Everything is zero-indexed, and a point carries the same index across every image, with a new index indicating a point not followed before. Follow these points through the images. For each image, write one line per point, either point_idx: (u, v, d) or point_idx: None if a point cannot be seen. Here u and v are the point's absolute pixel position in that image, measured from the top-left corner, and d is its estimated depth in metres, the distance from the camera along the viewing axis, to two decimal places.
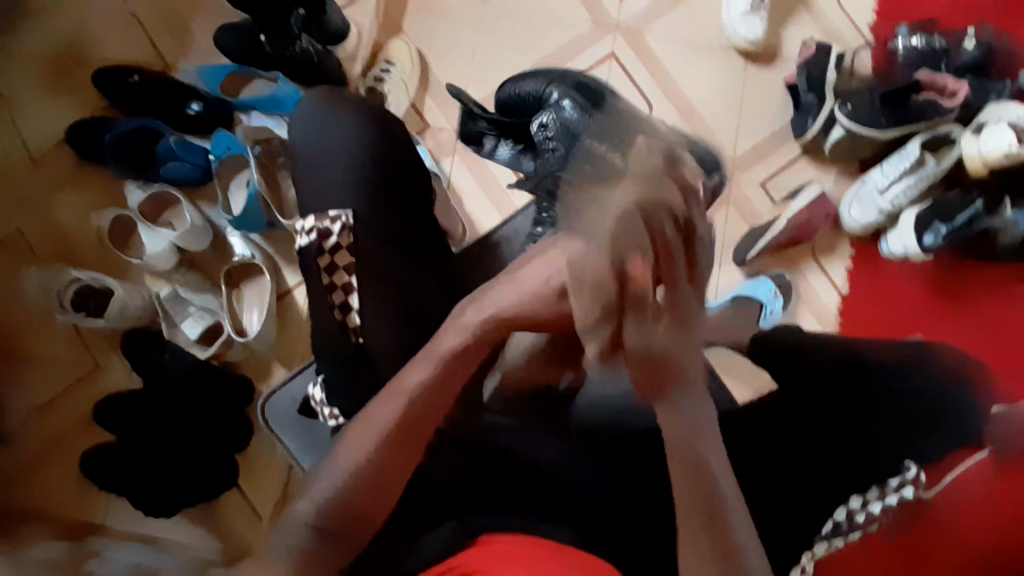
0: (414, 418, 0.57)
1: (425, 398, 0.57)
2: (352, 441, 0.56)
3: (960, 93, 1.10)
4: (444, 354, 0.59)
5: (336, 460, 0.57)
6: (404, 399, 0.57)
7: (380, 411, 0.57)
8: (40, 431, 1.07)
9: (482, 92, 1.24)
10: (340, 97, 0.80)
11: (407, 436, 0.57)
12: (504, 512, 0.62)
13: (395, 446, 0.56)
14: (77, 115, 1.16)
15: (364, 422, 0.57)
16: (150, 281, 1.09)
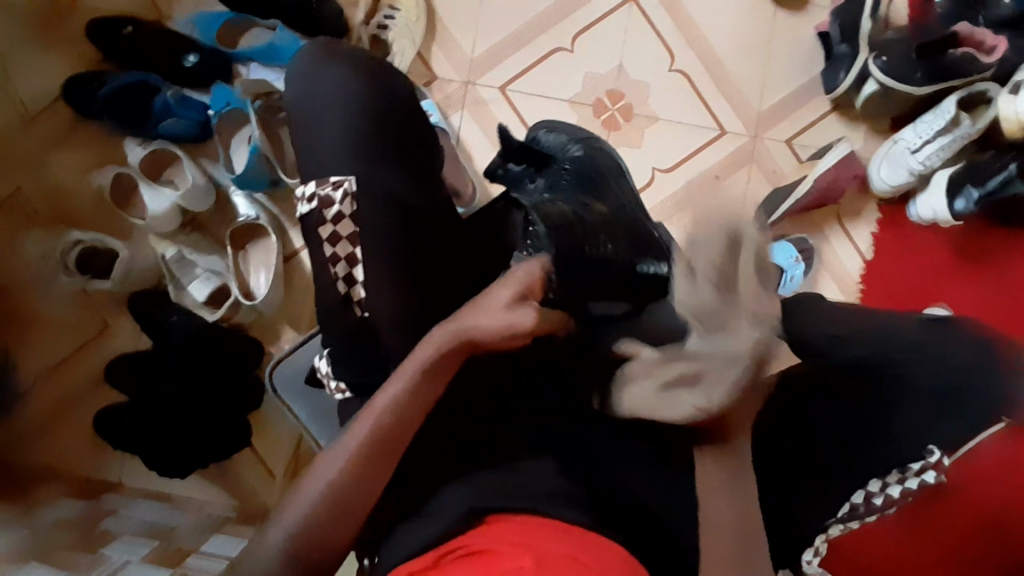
0: (394, 431, 0.60)
1: (395, 413, 0.60)
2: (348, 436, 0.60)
3: (1000, 48, 1.03)
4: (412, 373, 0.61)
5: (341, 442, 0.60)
6: (374, 418, 0.60)
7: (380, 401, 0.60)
8: (51, 391, 1.08)
9: (493, 41, 1.17)
10: (344, 52, 0.76)
11: (390, 444, 0.60)
12: (513, 493, 0.60)
13: (375, 452, 0.59)
14: (68, 68, 1.11)
15: (368, 413, 0.61)
16: (154, 243, 1.07)
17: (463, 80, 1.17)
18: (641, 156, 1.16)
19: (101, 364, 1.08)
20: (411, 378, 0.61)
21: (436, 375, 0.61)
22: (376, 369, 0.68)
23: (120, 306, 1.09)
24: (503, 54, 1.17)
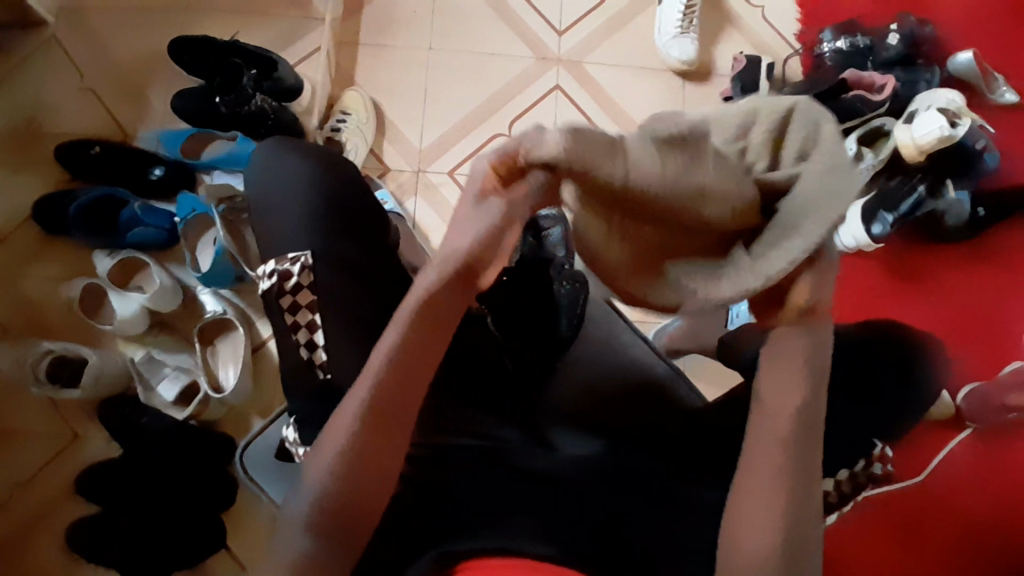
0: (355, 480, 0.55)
1: (379, 406, 0.54)
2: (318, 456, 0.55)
3: (890, 84, 1.16)
4: (384, 360, 0.55)
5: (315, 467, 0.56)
6: (358, 411, 0.55)
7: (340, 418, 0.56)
8: (19, 509, 1.05)
9: (438, 132, 1.29)
10: (295, 146, 0.84)
11: (380, 434, 0.55)
12: (482, 534, 0.62)
13: (362, 450, 0.54)
14: (41, 191, 1.18)
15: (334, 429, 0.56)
16: (124, 346, 1.11)
17: (414, 169, 1.28)
18: None
19: (70, 474, 1.07)
20: (393, 387, 0.55)
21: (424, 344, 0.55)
22: None
23: (91, 411, 1.09)
24: (449, 142, 1.29)
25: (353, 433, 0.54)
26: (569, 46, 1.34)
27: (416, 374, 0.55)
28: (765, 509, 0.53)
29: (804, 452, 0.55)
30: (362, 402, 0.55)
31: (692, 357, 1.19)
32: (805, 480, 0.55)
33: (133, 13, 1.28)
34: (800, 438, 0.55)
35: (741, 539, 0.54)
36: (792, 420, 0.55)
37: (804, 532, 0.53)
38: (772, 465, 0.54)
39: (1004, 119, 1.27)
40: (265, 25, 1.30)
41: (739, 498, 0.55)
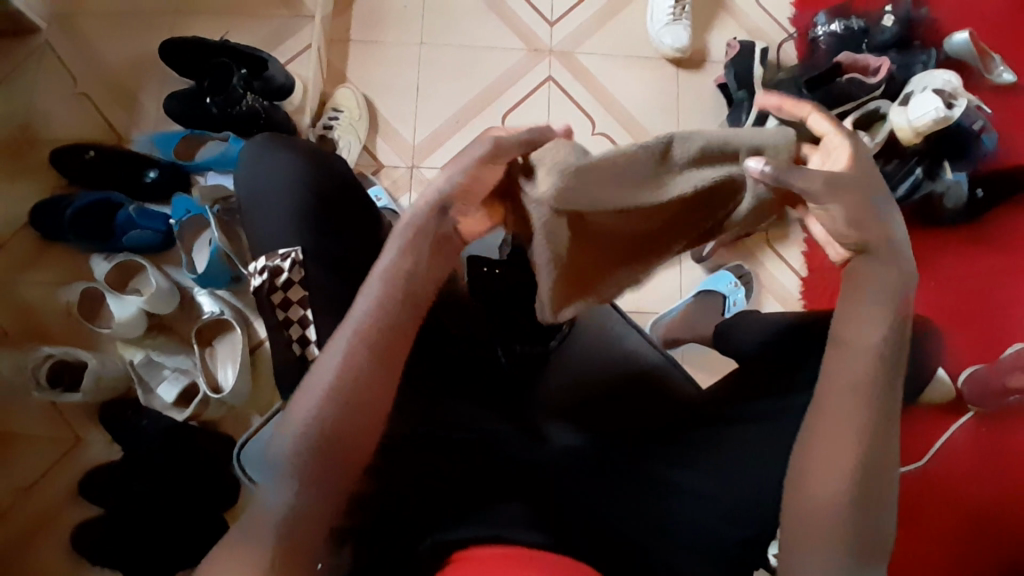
0: (353, 435, 0.56)
1: (354, 369, 0.56)
2: (301, 405, 0.56)
3: (885, 67, 1.14)
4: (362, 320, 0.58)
5: (303, 422, 0.55)
6: (351, 346, 0.57)
7: (331, 356, 0.57)
8: (27, 511, 1.07)
9: (431, 126, 1.29)
10: (283, 141, 0.84)
11: (362, 387, 0.57)
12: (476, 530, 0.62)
13: (345, 414, 0.56)
14: (36, 196, 1.19)
15: (320, 362, 0.57)
16: (122, 349, 1.12)
17: (407, 165, 1.27)
18: None
19: (75, 476, 1.08)
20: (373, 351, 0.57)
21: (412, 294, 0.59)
22: None
23: (93, 414, 1.09)
24: (442, 137, 1.29)
25: (329, 393, 0.56)
26: (560, 37, 1.33)
27: (400, 327, 0.58)
28: (838, 448, 0.55)
29: (887, 391, 0.56)
30: (343, 360, 0.56)
31: (687, 346, 1.19)
32: (882, 426, 0.55)
33: (123, 17, 1.28)
34: (882, 384, 0.56)
35: (808, 478, 0.55)
36: (874, 364, 0.56)
37: (878, 477, 0.54)
38: (849, 410, 0.55)
39: (1003, 99, 1.26)
40: (254, 24, 1.30)
41: (812, 440, 0.56)
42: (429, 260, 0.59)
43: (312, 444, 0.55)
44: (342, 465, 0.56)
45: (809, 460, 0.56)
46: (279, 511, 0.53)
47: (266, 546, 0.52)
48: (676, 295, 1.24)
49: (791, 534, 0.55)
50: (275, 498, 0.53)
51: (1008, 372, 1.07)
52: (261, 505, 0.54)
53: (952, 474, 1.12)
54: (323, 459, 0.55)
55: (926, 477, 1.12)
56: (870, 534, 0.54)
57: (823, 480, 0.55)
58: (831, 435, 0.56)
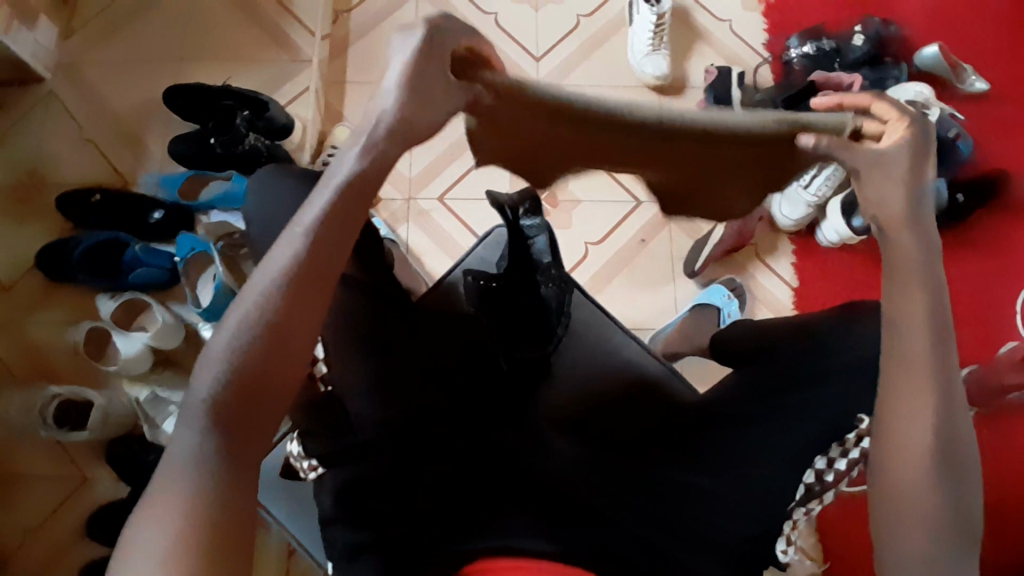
0: (262, 378, 0.51)
1: (269, 323, 0.52)
2: (208, 359, 0.52)
3: (859, 83, 1.19)
4: (282, 267, 0.53)
5: (207, 370, 0.51)
6: (267, 286, 0.53)
7: (243, 299, 0.53)
8: (32, 554, 1.05)
9: (426, 159, 1.33)
10: (285, 169, 0.87)
11: (280, 330, 0.52)
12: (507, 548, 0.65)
13: (261, 363, 0.51)
14: (44, 240, 1.22)
15: (233, 310, 0.53)
16: (128, 386, 1.12)
17: (405, 197, 1.31)
18: (573, 235, 1.30)
19: (79, 516, 1.07)
20: (290, 304, 0.53)
21: (334, 230, 0.55)
22: (348, 434, 0.70)
23: (99, 451, 1.10)
24: (438, 168, 1.33)
25: (242, 346, 0.51)
26: (548, 69, 1.39)
27: (315, 267, 0.54)
28: (916, 424, 0.53)
29: (942, 353, 0.54)
30: (251, 318, 0.52)
31: (686, 360, 1.20)
32: (951, 395, 0.54)
33: (127, 67, 1.34)
34: (936, 346, 0.54)
35: (889, 463, 0.54)
36: (929, 332, 0.55)
37: (958, 448, 0.53)
38: (916, 387, 0.54)
39: (973, 109, 1.32)
40: (255, 69, 1.36)
41: (883, 423, 0.55)
42: (335, 211, 0.55)
43: (224, 404, 0.50)
44: (262, 416, 0.52)
45: (888, 446, 0.54)
46: (191, 483, 0.47)
47: (187, 515, 0.46)
48: (672, 310, 1.26)
49: (886, 520, 0.53)
50: (180, 467, 0.48)
51: (1006, 372, 1.09)
52: (170, 480, 0.47)
53: None
54: (235, 417, 0.50)
55: None
56: (964, 506, 0.52)
57: (908, 462, 0.53)
58: (902, 413, 0.54)
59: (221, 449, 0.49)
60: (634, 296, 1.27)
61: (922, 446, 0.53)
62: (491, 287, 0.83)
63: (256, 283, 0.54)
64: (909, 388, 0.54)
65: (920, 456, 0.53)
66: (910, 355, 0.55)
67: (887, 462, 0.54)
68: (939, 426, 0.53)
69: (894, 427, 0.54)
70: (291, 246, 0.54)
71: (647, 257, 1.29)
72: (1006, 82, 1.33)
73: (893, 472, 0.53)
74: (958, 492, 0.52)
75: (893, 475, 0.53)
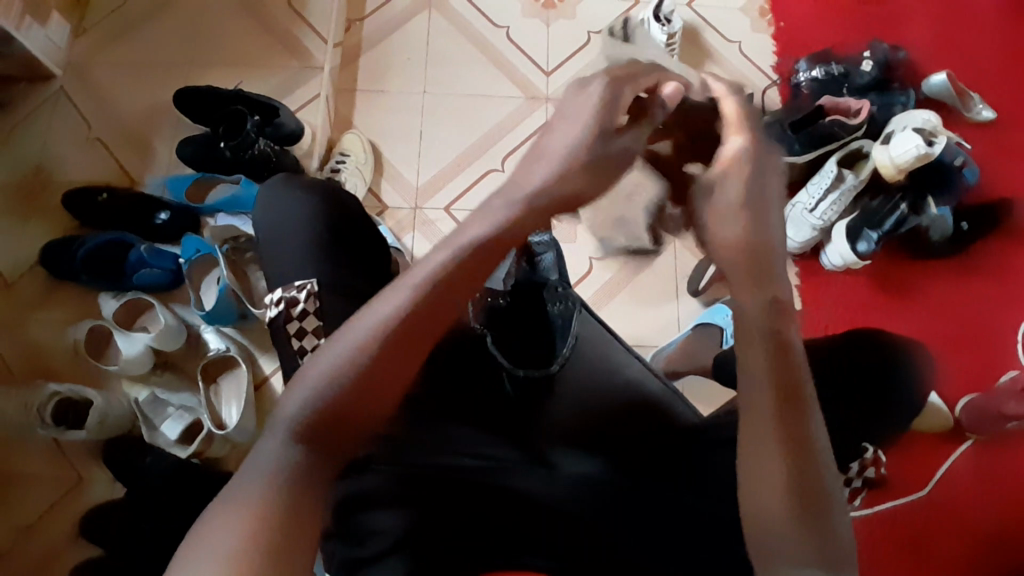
0: (358, 414, 0.51)
1: (374, 366, 0.51)
2: (312, 377, 0.51)
3: (865, 109, 1.19)
4: (403, 306, 0.53)
5: (310, 392, 0.50)
6: (382, 329, 0.52)
7: (356, 333, 0.52)
8: (23, 553, 1.04)
9: (433, 169, 1.34)
10: (299, 181, 0.88)
11: (387, 373, 0.52)
12: None
13: (356, 402, 0.51)
14: (48, 237, 1.22)
15: (343, 337, 0.52)
16: (127, 386, 1.12)
17: (411, 206, 1.31)
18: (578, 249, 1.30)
19: (73, 516, 1.06)
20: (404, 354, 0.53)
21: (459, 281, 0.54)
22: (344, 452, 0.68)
23: (95, 451, 1.09)
24: (445, 178, 1.33)
25: (343, 381, 0.51)
26: (557, 84, 1.40)
27: (430, 322, 0.54)
28: (771, 469, 0.50)
29: (793, 397, 0.52)
30: (350, 359, 0.51)
31: (687, 379, 1.20)
32: (802, 443, 0.50)
33: (138, 68, 1.35)
34: (783, 393, 0.52)
35: (756, 510, 0.50)
36: (771, 381, 0.53)
37: (820, 500, 0.49)
38: (764, 432, 0.51)
39: (979, 137, 1.32)
40: (266, 73, 1.36)
41: (744, 472, 0.52)
42: (464, 267, 0.55)
43: (311, 429, 0.50)
44: (341, 453, 0.51)
45: (747, 495, 0.51)
46: (266, 497, 0.46)
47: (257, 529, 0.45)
48: (674, 328, 1.26)
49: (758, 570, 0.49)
50: (264, 477, 0.48)
51: (1006, 400, 1.09)
52: (249, 486, 0.47)
53: (960, 503, 1.11)
54: (320, 441, 0.50)
55: (932, 508, 1.11)
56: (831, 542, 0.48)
57: (769, 507, 0.49)
58: (761, 456, 0.51)
59: (299, 469, 0.48)
60: (638, 313, 1.27)
61: (782, 493, 0.49)
62: (499, 308, 0.85)
63: (362, 322, 0.53)
64: (764, 429, 0.51)
65: (779, 502, 0.49)
66: (763, 401, 0.52)
67: (751, 504, 0.50)
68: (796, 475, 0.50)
69: (755, 474, 0.51)
70: (410, 292, 0.53)
71: (650, 274, 1.29)
72: (1012, 110, 1.34)
73: (765, 516, 0.49)
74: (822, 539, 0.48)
75: (760, 519, 0.49)
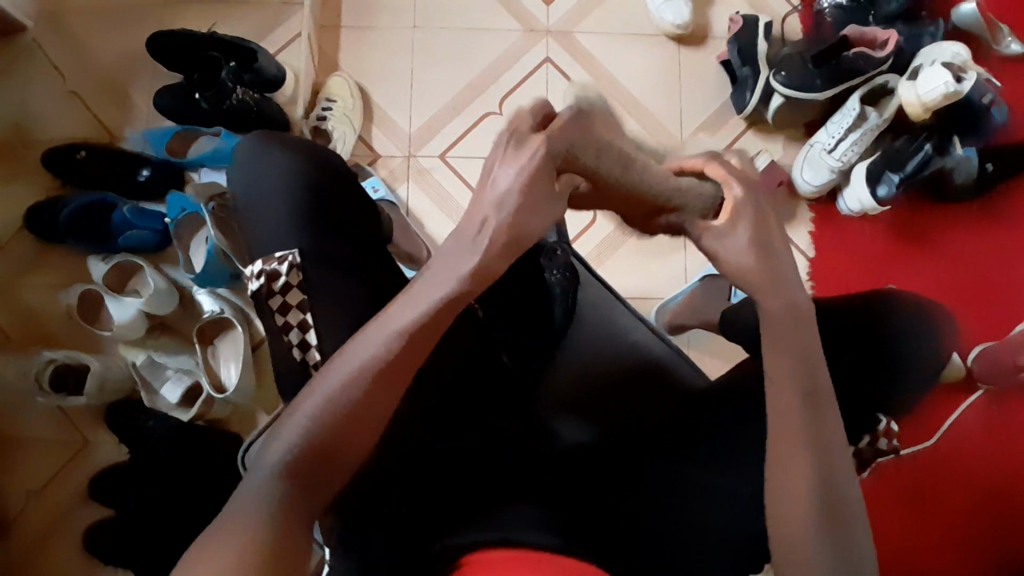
0: (330, 449, 0.51)
1: (348, 415, 0.52)
2: (292, 421, 0.52)
3: (893, 40, 1.08)
4: (357, 367, 0.52)
5: (286, 431, 0.52)
6: (351, 380, 0.52)
7: (327, 384, 0.52)
8: (36, 516, 1.07)
9: (426, 114, 1.26)
10: (274, 135, 0.82)
11: (361, 415, 0.52)
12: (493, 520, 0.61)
13: (331, 438, 0.51)
14: (31, 199, 1.17)
15: (316, 385, 0.53)
16: (125, 350, 1.11)
17: (405, 154, 1.24)
18: None
19: (82, 479, 1.08)
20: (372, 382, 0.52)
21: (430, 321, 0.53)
22: None
23: (99, 417, 1.09)
24: (439, 124, 1.25)
25: (319, 420, 0.51)
26: (558, 17, 1.29)
27: (403, 360, 0.53)
28: (795, 474, 0.53)
29: (829, 412, 0.55)
30: (322, 406, 0.51)
31: (695, 332, 1.18)
32: (822, 448, 0.53)
33: (107, 10, 1.25)
34: (813, 410, 0.55)
35: (772, 508, 0.53)
36: (801, 393, 0.55)
37: (840, 506, 0.52)
38: (798, 442, 0.54)
39: (1016, 68, 1.21)
40: (244, 13, 1.26)
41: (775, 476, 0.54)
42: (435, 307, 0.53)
43: (299, 465, 0.50)
44: (325, 479, 0.51)
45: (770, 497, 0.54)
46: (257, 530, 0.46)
47: (244, 548, 0.45)
48: (681, 280, 1.22)
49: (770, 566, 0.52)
50: (258, 508, 0.47)
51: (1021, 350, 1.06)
52: (237, 512, 0.47)
53: (967, 454, 1.10)
54: (309, 482, 0.50)
55: (936, 459, 1.10)
56: (845, 552, 0.51)
57: (792, 511, 0.52)
58: (785, 461, 0.54)
59: (284, 504, 0.48)
60: (644, 264, 1.22)
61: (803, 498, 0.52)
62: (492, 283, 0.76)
63: (341, 364, 0.53)
64: (789, 433, 0.54)
65: (796, 509, 0.52)
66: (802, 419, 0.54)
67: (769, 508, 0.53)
68: (816, 479, 0.53)
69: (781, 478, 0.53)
70: (382, 339, 0.53)
71: None
72: None
73: (784, 513, 0.53)
74: (837, 545, 0.51)
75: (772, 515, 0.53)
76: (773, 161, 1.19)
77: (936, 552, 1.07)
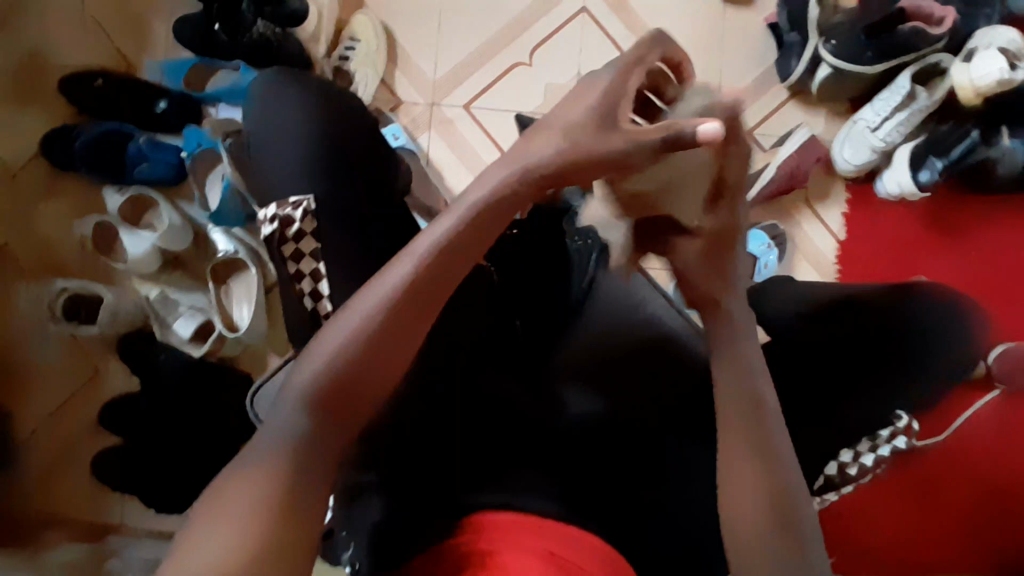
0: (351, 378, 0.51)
1: (373, 347, 0.52)
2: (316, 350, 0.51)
3: (951, 18, 1.02)
4: (389, 291, 0.53)
5: (309, 361, 0.52)
6: (378, 308, 0.52)
7: (354, 312, 0.52)
8: (47, 440, 1.10)
9: (452, 61, 1.21)
10: (297, 74, 0.79)
11: (385, 347, 0.52)
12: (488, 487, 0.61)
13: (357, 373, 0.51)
14: (47, 125, 1.15)
15: (344, 312, 0.53)
16: (138, 284, 1.10)
17: (427, 102, 1.20)
18: None
19: (93, 409, 1.10)
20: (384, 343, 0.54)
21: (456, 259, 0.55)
22: None
23: (110, 349, 1.10)
24: (465, 72, 1.20)
25: (345, 355, 0.51)
26: None
27: (431, 292, 0.54)
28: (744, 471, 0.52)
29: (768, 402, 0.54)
30: (348, 339, 0.52)
31: None
32: (771, 443, 0.53)
33: None
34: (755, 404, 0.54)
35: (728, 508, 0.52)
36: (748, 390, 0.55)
37: (794, 503, 0.51)
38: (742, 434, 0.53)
39: None
40: None
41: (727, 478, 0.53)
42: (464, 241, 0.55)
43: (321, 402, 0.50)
44: (345, 422, 0.51)
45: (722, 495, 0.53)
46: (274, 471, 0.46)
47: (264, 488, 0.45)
48: None
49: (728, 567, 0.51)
50: (274, 445, 0.47)
51: None
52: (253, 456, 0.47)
53: (974, 451, 1.08)
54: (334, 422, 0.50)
55: (941, 455, 1.09)
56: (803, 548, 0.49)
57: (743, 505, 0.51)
58: (732, 458, 0.53)
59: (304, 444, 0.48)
60: None
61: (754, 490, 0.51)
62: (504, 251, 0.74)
63: (370, 292, 0.53)
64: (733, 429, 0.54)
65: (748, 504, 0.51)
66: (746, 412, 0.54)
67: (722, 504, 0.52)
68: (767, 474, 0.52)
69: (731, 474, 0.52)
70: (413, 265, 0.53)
71: None
72: None
73: (741, 509, 0.51)
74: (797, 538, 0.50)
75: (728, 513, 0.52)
76: (810, 135, 1.14)
77: (928, 545, 1.07)
